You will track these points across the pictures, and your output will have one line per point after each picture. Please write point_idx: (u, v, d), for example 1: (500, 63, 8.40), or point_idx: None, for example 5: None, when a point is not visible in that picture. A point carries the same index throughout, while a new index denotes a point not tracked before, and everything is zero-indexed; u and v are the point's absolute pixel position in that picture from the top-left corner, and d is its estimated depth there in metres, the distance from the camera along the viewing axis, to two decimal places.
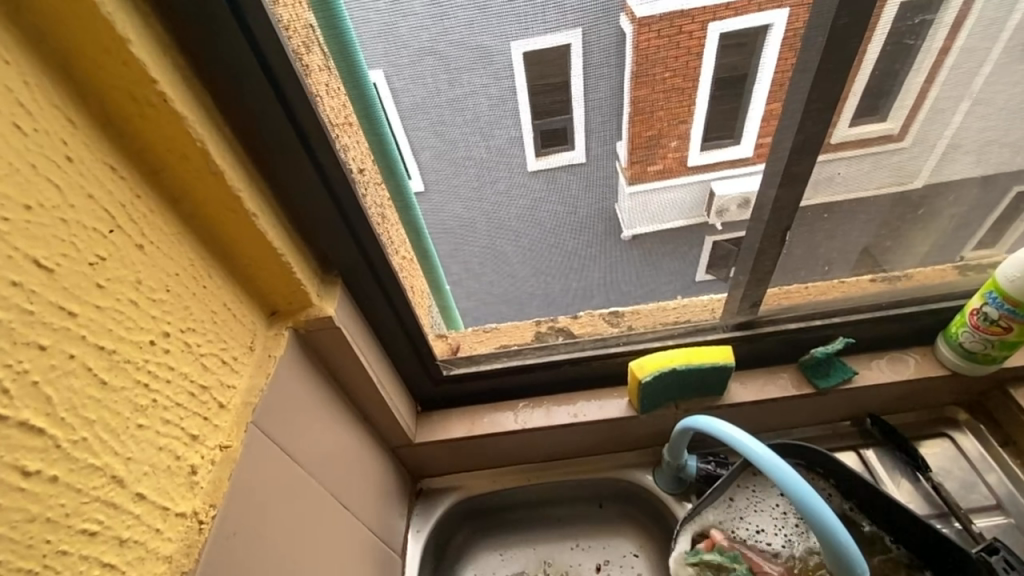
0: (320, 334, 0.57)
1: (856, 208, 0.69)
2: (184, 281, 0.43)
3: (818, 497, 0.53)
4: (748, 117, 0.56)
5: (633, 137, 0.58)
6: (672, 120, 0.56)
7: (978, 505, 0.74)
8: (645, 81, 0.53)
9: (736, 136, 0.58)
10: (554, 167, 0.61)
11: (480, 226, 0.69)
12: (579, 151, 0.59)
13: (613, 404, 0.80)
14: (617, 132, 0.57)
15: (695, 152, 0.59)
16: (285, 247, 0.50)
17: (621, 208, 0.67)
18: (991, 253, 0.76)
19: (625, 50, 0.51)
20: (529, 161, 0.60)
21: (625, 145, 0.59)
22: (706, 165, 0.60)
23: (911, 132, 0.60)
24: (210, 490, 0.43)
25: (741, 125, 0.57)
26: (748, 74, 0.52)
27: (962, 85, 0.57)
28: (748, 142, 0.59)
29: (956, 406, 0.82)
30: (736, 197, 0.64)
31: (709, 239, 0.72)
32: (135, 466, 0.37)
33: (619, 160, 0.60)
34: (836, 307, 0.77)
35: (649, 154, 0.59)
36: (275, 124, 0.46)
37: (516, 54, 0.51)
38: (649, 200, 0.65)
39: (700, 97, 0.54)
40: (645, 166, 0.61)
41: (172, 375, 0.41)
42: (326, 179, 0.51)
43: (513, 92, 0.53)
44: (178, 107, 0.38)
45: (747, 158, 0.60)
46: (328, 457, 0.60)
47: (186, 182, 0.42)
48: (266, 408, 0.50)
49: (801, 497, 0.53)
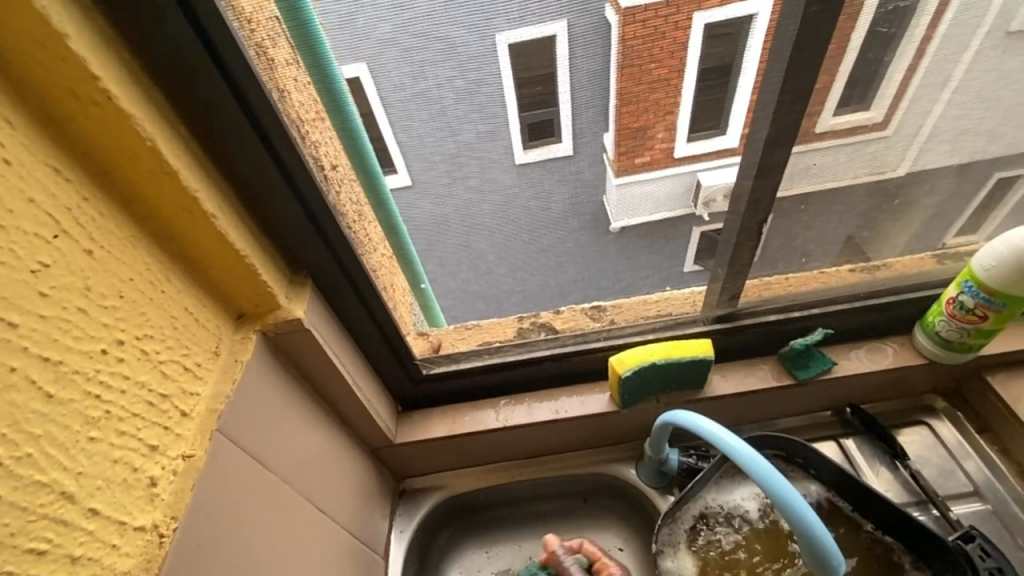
0: (290, 337, 0.55)
1: (834, 199, 0.69)
2: (140, 286, 0.41)
3: (795, 493, 0.53)
4: (733, 108, 0.55)
5: (622, 128, 0.57)
6: (658, 110, 0.55)
7: (956, 492, 0.75)
8: (631, 72, 0.52)
9: (721, 126, 0.57)
10: (545, 160, 0.60)
11: (453, 223, 0.69)
12: (567, 143, 0.59)
13: (595, 400, 0.80)
14: (605, 122, 0.57)
15: (682, 143, 0.59)
16: (248, 249, 0.49)
17: (608, 200, 0.67)
18: (970, 240, 0.76)
19: (613, 42, 0.49)
20: (517, 154, 0.59)
21: (612, 136, 0.58)
22: (691, 156, 0.60)
23: (893, 120, 0.60)
24: (172, 501, 0.42)
25: (726, 116, 0.56)
26: (732, 64, 0.51)
27: (942, 74, 0.57)
28: (734, 134, 0.58)
29: (934, 395, 0.83)
30: (721, 188, 0.64)
31: (695, 229, 0.72)
32: (87, 481, 0.36)
33: (607, 151, 0.60)
34: (816, 299, 0.77)
35: (636, 146, 0.59)
36: (235, 122, 0.44)
37: (501, 46, 0.49)
38: (630, 192, 0.65)
39: (686, 87, 0.53)
40: (632, 158, 0.60)
41: (128, 385, 0.40)
42: (290, 178, 0.49)
43: (499, 77, 0.52)
44: (125, 105, 0.37)
45: (732, 149, 0.59)
46: (302, 462, 0.59)
47: (138, 182, 0.40)
48: (233, 415, 0.48)
49: (783, 497, 0.53)
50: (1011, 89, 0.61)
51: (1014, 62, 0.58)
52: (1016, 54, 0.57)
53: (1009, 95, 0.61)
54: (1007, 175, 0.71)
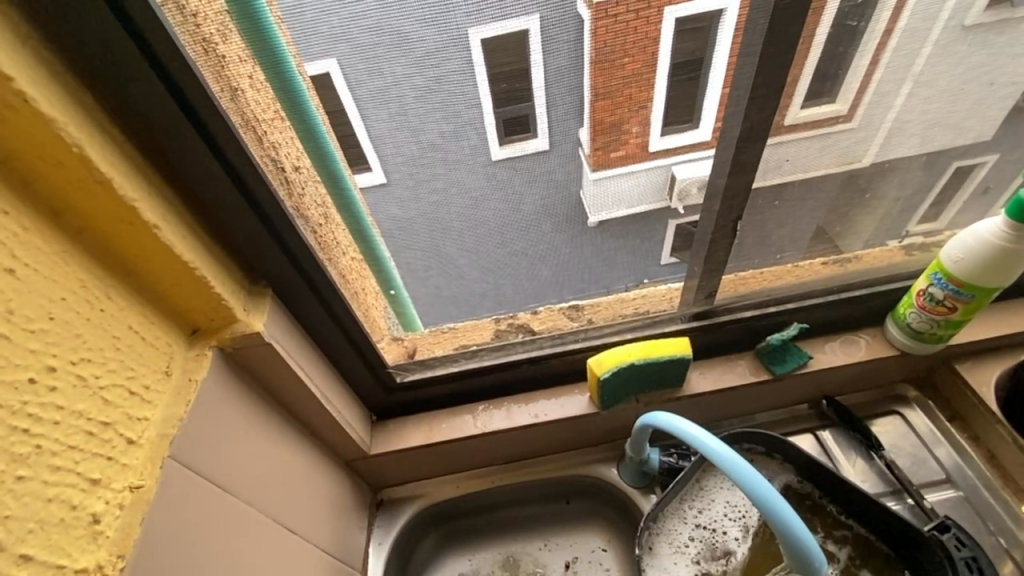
0: (250, 352, 0.52)
1: (804, 192, 0.68)
2: (73, 306, 0.38)
3: (774, 492, 0.53)
4: (706, 100, 0.54)
5: (596, 123, 0.55)
6: (631, 104, 0.53)
7: (929, 480, 0.77)
8: (603, 66, 0.50)
9: (694, 119, 0.55)
10: (519, 156, 0.57)
11: (420, 227, 0.65)
12: (542, 137, 0.56)
13: (574, 402, 0.78)
14: (578, 116, 0.54)
15: (656, 137, 0.56)
16: (198, 259, 0.45)
17: (585, 194, 0.63)
18: (932, 227, 0.78)
19: (584, 35, 0.48)
20: (493, 150, 0.56)
21: (587, 131, 0.56)
22: (666, 150, 0.58)
23: (859, 110, 0.59)
24: (118, 538, 0.38)
25: (699, 109, 0.54)
26: (703, 59, 0.50)
27: (904, 68, 0.56)
28: (706, 127, 0.56)
29: (906, 384, 0.84)
30: (696, 180, 0.62)
31: (672, 221, 0.69)
32: (16, 526, 0.33)
33: (582, 147, 0.57)
34: (790, 293, 0.78)
35: (611, 140, 0.57)
36: (175, 124, 0.41)
37: (473, 40, 0.47)
38: (611, 186, 0.62)
39: (658, 83, 0.51)
40: (607, 153, 0.58)
41: (62, 416, 0.36)
42: (242, 182, 0.46)
43: (468, 73, 0.49)
44: (44, 107, 0.33)
45: (704, 142, 0.58)
46: (268, 482, 0.56)
47: (67, 193, 0.37)
48: (188, 440, 0.45)
49: (760, 496, 0.52)
50: (980, 82, 0.61)
51: (981, 56, 0.58)
52: (983, 48, 0.57)
53: (976, 88, 0.62)
54: (967, 164, 0.71)
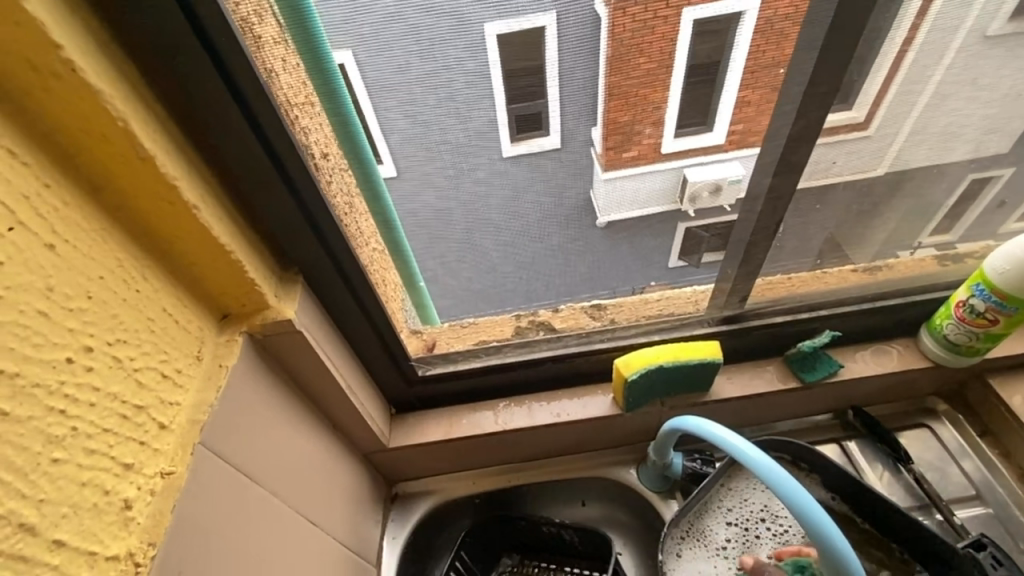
0: (278, 339, 0.51)
1: (846, 195, 0.67)
2: (111, 285, 0.37)
3: (819, 506, 0.51)
4: (721, 103, 0.52)
5: (609, 123, 0.54)
6: (645, 105, 0.52)
7: (958, 496, 0.75)
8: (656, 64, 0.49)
9: (708, 122, 0.54)
10: (528, 154, 0.57)
11: (457, 218, 0.64)
12: (554, 136, 0.55)
13: (597, 403, 0.77)
14: (591, 116, 0.53)
15: (670, 139, 0.55)
16: (233, 242, 0.44)
17: (596, 196, 0.62)
18: (944, 239, 0.76)
19: (601, 37, 0.47)
20: (504, 146, 0.56)
21: (599, 132, 0.55)
22: (682, 151, 0.56)
23: (874, 120, 0.57)
24: (149, 525, 0.38)
25: (713, 112, 0.53)
26: (720, 62, 0.49)
27: (917, 85, 0.55)
28: (721, 130, 0.55)
29: (937, 398, 0.83)
30: (708, 184, 0.60)
31: (682, 225, 0.67)
32: (50, 510, 0.32)
33: (594, 146, 0.56)
34: (823, 300, 0.76)
35: (623, 141, 0.56)
36: (216, 103, 0.40)
37: (489, 37, 0.46)
38: (627, 184, 0.60)
39: (674, 84, 0.51)
40: (620, 153, 0.57)
41: (98, 399, 0.35)
42: (283, 167, 0.45)
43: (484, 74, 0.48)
44: (91, 78, 0.32)
45: (719, 147, 0.56)
46: (290, 472, 0.55)
47: (107, 169, 0.36)
48: (217, 426, 0.44)
49: (809, 514, 0.50)
50: None
51: None
52: None
53: None
54: (983, 175, 0.69)
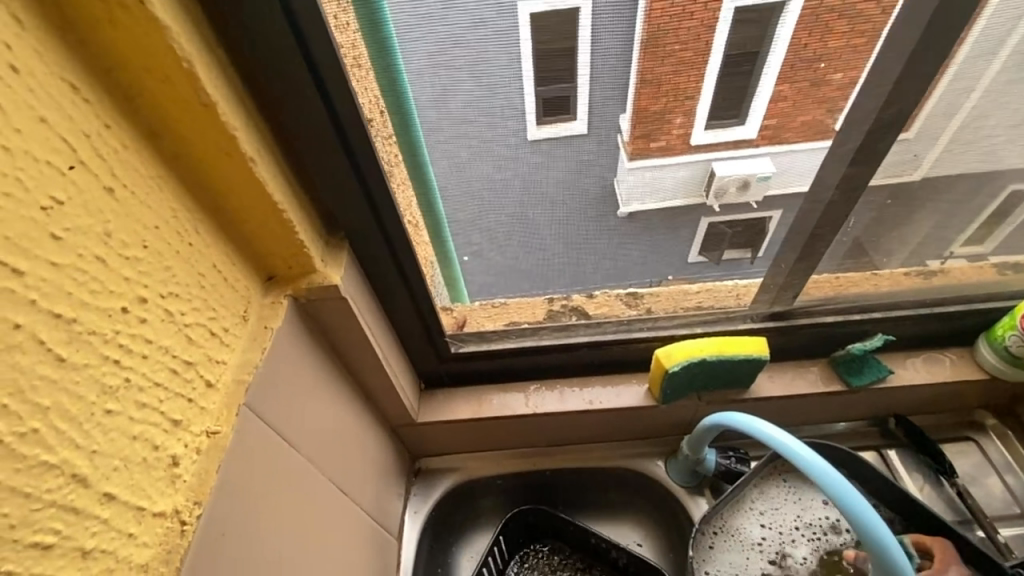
0: (321, 304, 0.50)
1: (919, 190, 0.63)
2: (166, 236, 0.36)
3: (880, 522, 0.48)
4: (755, 98, 0.52)
5: (639, 110, 0.53)
6: (678, 94, 0.51)
7: (1003, 514, 0.72)
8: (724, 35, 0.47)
9: (741, 114, 0.53)
10: (557, 138, 0.56)
11: (512, 190, 0.62)
12: (580, 121, 0.54)
13: (631, 392, 0.75)
14: (622, 102, 0.52)
15: (700, 130, 0.55)
16: (285, 200, 0.42)
17: (620, 182, 0.61)
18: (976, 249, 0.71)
19: (638, 17, 0.46)
20: (529, 130, 0.54)
21: (628, 117, 0.54)
22: (710, 144, 0.56)
23: (916, 122, 0.53)
24: (194, 484, 0.37)
25: (747, 104, 0.52)
26: (759, 53, 0.48)
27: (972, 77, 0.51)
28: (752, 124, 0.54)
29: (985, 411, 0.79)
30: (737, 179, 0.59)
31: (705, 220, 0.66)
32: (102, 462, 0.31)
33: (622, 134, 0.55)
34: (874, 302, 0.72)
35: (653, 129, 0.55)
36: (274, 53, 0.37)
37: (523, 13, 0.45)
38: (653, 175, 0.60)
39: (709, 74, 0.50)
40: (648, 141, 0.56)
41: (150, 351, 0.34)
42: (339, 124, 0.43)
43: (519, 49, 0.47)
44: (158, 12, 0.30)
45: (750, 141, 0.55)
46: (324, 438, 0.54)
47: (168, 113, 0.34)
48: (262, 387, 0.43)
49: (870, 529, 0.47)
50: None
51: None
52: None
53: None
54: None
